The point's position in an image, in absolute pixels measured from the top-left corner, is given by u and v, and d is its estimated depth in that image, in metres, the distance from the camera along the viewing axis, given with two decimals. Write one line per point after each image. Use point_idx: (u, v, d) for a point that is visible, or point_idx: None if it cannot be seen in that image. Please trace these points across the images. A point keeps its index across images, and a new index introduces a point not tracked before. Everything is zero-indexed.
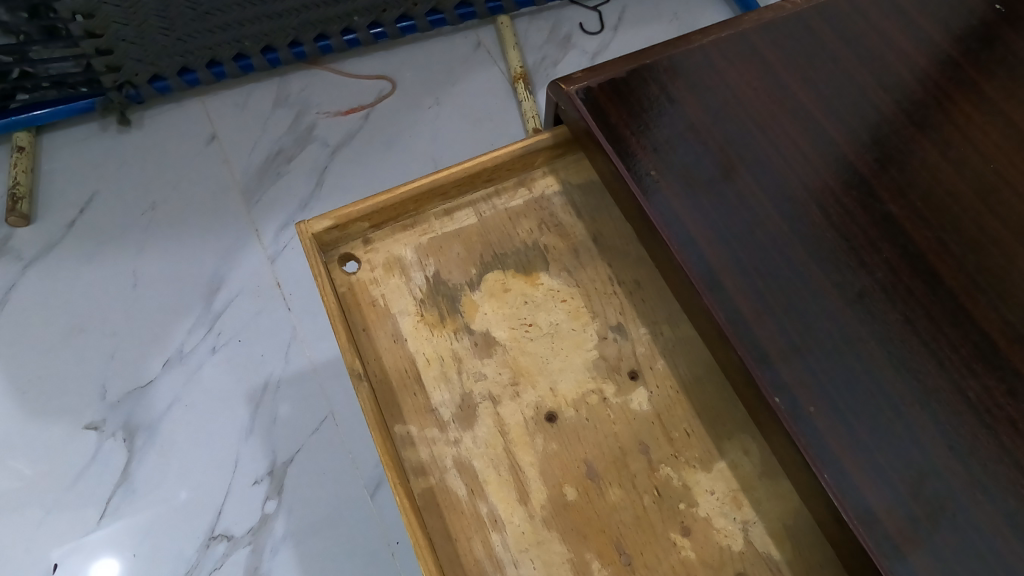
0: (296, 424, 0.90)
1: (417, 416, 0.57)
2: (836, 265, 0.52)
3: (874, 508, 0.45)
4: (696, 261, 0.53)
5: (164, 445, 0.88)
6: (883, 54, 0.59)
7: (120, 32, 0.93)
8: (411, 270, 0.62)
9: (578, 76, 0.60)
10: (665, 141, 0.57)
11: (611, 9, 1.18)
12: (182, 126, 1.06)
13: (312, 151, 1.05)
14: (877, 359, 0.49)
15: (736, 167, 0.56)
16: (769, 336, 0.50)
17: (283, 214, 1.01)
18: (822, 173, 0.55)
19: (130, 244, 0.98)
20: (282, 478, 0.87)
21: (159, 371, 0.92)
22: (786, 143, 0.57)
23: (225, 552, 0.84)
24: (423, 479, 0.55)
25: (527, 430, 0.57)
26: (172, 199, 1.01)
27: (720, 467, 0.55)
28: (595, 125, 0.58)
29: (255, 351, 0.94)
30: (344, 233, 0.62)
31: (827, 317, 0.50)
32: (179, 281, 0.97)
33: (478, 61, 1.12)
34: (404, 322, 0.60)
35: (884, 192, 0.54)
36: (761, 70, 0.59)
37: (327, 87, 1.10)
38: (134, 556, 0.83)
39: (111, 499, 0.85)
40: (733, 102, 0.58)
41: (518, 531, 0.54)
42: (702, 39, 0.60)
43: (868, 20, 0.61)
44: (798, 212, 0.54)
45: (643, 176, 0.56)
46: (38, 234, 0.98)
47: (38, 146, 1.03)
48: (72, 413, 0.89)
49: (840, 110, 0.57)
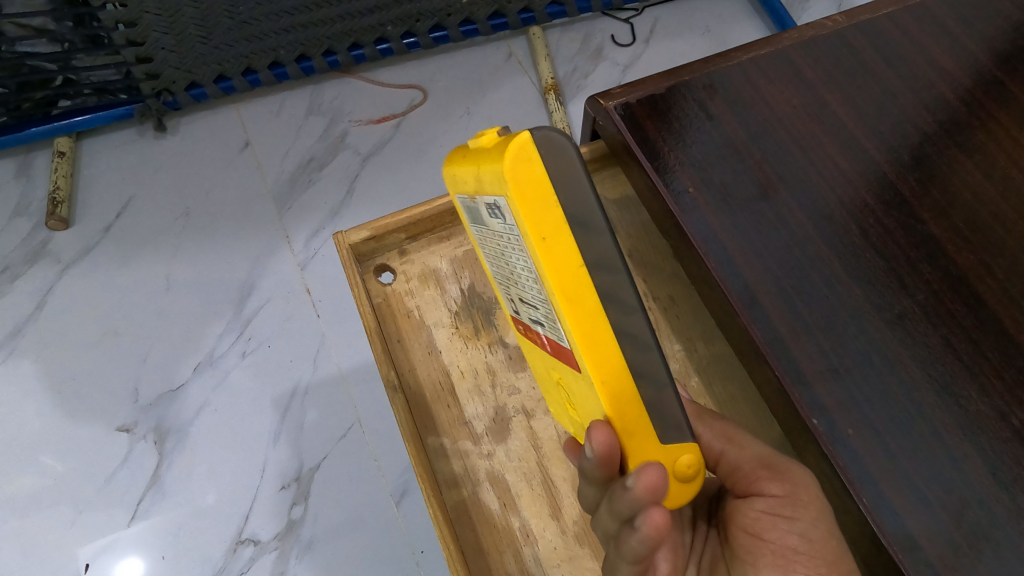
0: (323, 430, 0.91)
1: (451, 428, 0.58)
2: (875, 285, 0.51)
3: (916, 535, 0.45)
4: (734, 279, 0.53)
5: (194, 448, 0.89)
6: (925, 73, 0.59)
7: (159, 41, 0.96)
8: (447, 282, 0.63)
9: (617, 91, 0.60)
10: (703, 157, 0.57)
11: (643, 21, 1.18)
12: (216, 133, 1.07)
13: (343, 159, 1.06)
14: (918, 381, 0.48)
15: (774, 185, 0.56)
16: (807, 356, 0.50)
17: (315, 221, 1.03)
18: (861, 193, 0.55)
19: (165, 249, 0.99)
20: (309, 484, 0.88)
21: (190, 375, 0.93)
22: (826, 161, 0.56)
23: (252, 556, 0.85)
24: (456, 491, 0.56)
25: (561, 445, 0.58)
26: (206, 205, 1.02)
27: None
28: (633, 141, 0.58)
29: (285, 357, 0.94)
30: (380, 244, 0.62)
31: (866, 338, 0.50)
32: (211, 285, 0.98)
33: (509, 72, 1.13)
34: (439, 334, 0.61)
35: (925, 213, 0.53)
36: (801, 87, 0.59)
37: (361, 95, 1.10)
38: (162, 558, 0.84)
39: (141, 500, 0.86)
40: (773, 120, 0.58)
41: (551, 547, 0.54)
42: (741, 56, 0.60)
43: (909, 38, 0.60)
44: (838, 231, 0.54)
45: (681, 193, 0.56)
46: (76, 238, 0.99)
47: (77, 150, 1.04)
48: (104, 415, 0.90)
49: (882, 128, 0.57)
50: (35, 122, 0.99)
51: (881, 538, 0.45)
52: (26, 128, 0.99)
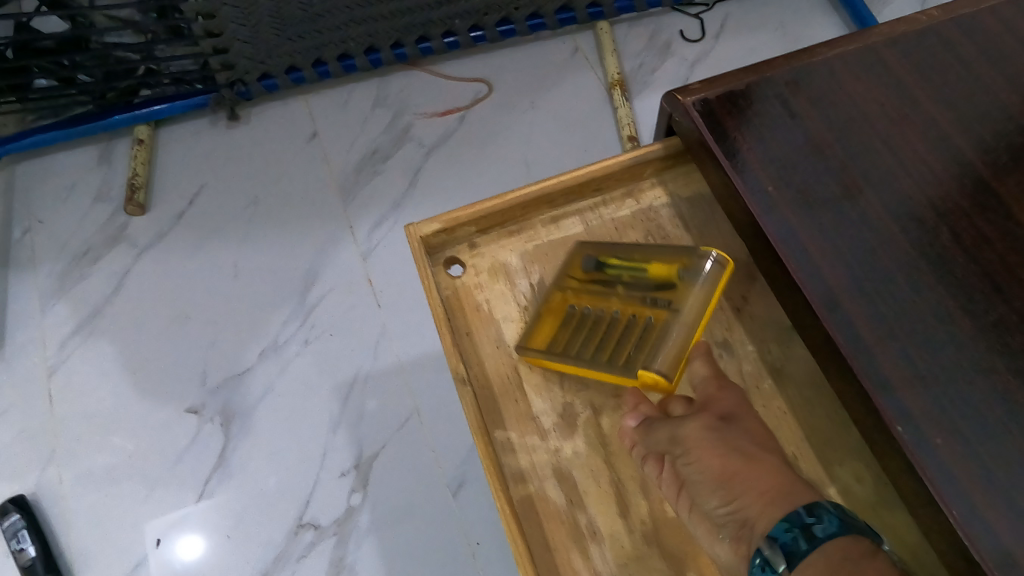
0: (383, 419, 0.91)
1: (518, 423, 0.55)
2: (967, 290, 0.48)
3: (1010, 547, 0.41)
4: (815, 282, 0.49)
5: (258, 431, 0.91)
6: (1022, 67, 0.55)
7: (236, 33, 0.96)
8: (516, 276, 0.61)
9: (695, 87, 0.58)
10: (783, 155, 0.54)
11: (713, 16, 1.16)
12: (287, 123, 1.09)
13: (408, 152, 1.07)
14: (1011, 392, 0.44)
15: (858, 183, 0.52)
16: (892, 362, 0.46)
17: (378, 213, 1.03)
18: (951, 191, 0.51)
19: (235, 236, 1.02)
20: (369, 472, 0.89)
21: (255, 360, 0.95)
22: (913, 160, 0.53)
23: (313, 540, 0.86)
24: (523, 486, 0.53)
25: (627, 444, 0.54)
26: (276, 193, 1.05)
27: (830, 493, 0.51)
28: (711, 137, 0.55)
29: (347, 345, 0.96)
30: (451, 237, 0.61)
31: (955, 345, 0.46)
32: (278, 273, 1.00)
33: (576, 66, 1.12)
34: (507, 327, 0.59)
35: (1023, 215, 0.50)
36: (887, 82, 0.56)
37: (426, 89, 1.11)
38: (227, 537, 0.86)
39: (208, 480, 0.89)
40: (857, 115, 0.55)
41: (618, 545, 0.51)
42: (826, 51, 0.57)
43: (1007, 29, 0.56)
44: (925, 231, 0.50)
45: (759, 191, 0.53)
46: (152, 223, 1.03)
47: (154, 139, 1.07)
48: (174, 396, 0.93)
49: (975, 124, 0.53)
50: (117, 110, 1.02)
51: (973, 552, 0.41)
52: (109, 115, 1.02)
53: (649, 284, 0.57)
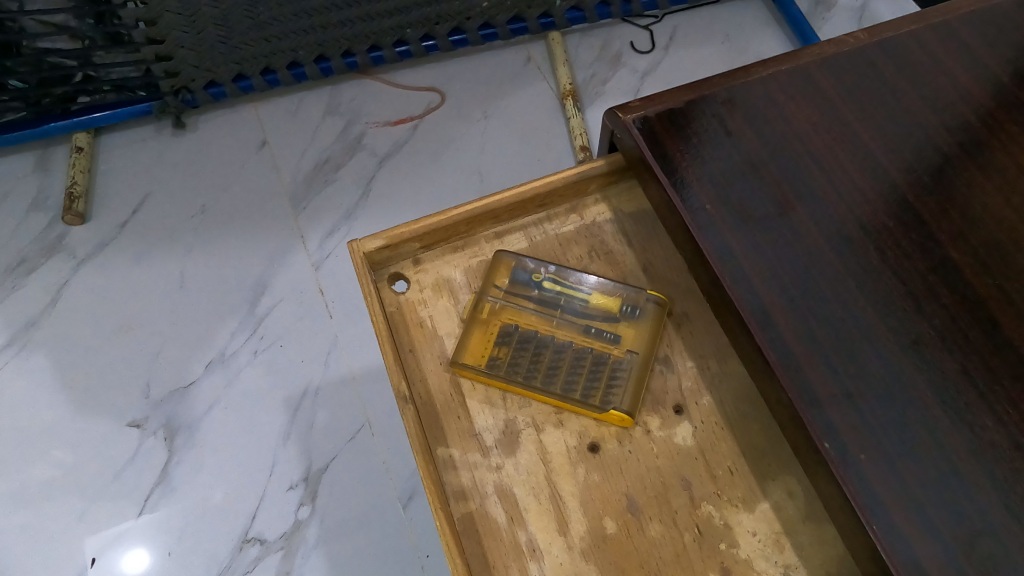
0: (332, 431, 0.90)
1: (460, 440, 0.55)
2: (892, 308, 0.49)
3: (924, 561, 0.42)
4: (748, 299, 0.51)
5: (203, 445, 0.89)
6: (946, 90, 0.57)
7: (179, 40, 0.95)
8: (460, 292, 0.61)
9: (635, 104, 0.58)
10: (720, 174, 0.55)
11: (663, 29, 1.18)
12: (236, 132, 1.08)
13: (359, 160, 1.07)
14: (932, 408, 0.46)
15: (791, 203, 0.54)
16: (821, 379, 0.48)
17: (329, 222, 1.02)
18: (878, 211, 0.53)
19: (180, 245, 1.00)
20: (317, 484, 0.88)
21: (201, 373, 0.93)
22: (844, 180, 0.54)
23: (258, 555, 0.84)
24: (463, 504, 0.53)
25: (569, 459, 0.54)
26: (222, 202, 1.03)
27: (763, 508, 0.52)
28: (651, 155, 0.56)
29: (296, 356, 0.95)
30: (395, 253, 0.60)
31: (881, 363, 0.48)
32: (225, 283, 0.98)
33: (528, 77, 1.13)
34: (450, 343, 0.59)
35: (944, 235, 0.51)
36: (820, 103, 0.57)
37: (378, 98, 1.11)
38: (168, 554, 0.84)
39: (150, 495, 0.87)
40: (791, 136, 0.56)
41: (556, 562, 0.51)
42: (762, 71, 0.58)
43: (933, 53, 0.58)
44: (854, 249, 0.51)
45: (697, 209, 0.54)
46: (92, 232, 1.00)
47: (95, 147, 1.05)
48: (115, 410, 0.91)
49: (902, 146, 0.55)
50: (53, 117, 1.00)
51: (890, 567, 0.43)
52: (44, 123, 0.99)
53: (594, 316, 0.61)
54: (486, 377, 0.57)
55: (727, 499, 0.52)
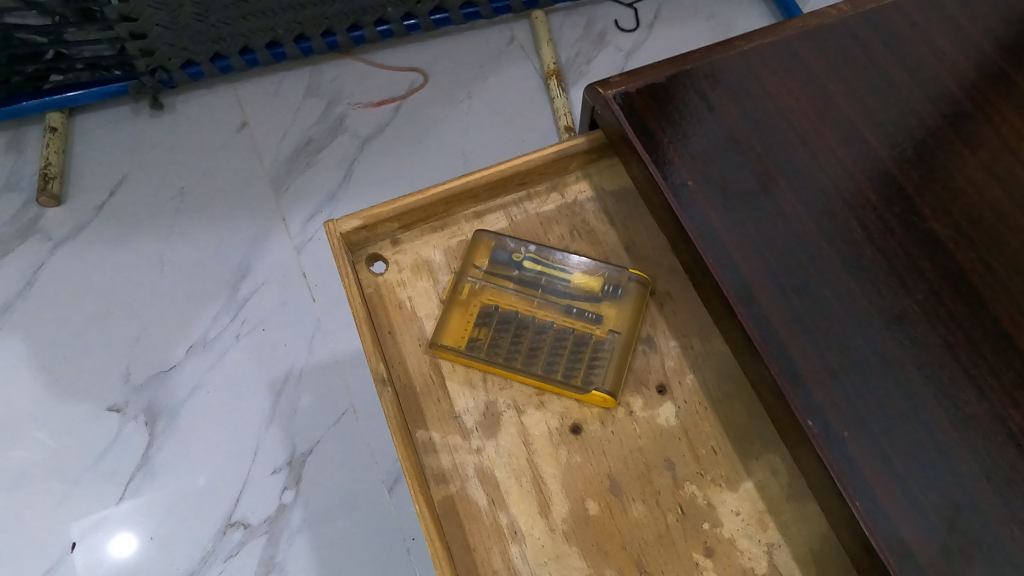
0: (315, 416, 0.89)
1: (441, 423, 0.54)
2: (875, 284, 0.49)
3: (906, 539, 0.42)
4: (731, 277, 0.50)
5: (185, 428, 0.88)
6: (931, 63, 0.56)
7: (154, 17, 0.93)
8: (440, 273, 0.60)
9: (617, 80, 0.57)
10: (702, 150, 0.54)
11: (647, 7, 1.16)
12: (214, 112, 1.06)
13: (341, 142, 1.05)
14: (915, 385, 0.45)
15: (774, 179, 0.53)
16: (804, 356, 0.47)
17: (311, 204, 1.01)
18: (862, 186, 0.52)
19: (158, 228, 0.98)
20: (301, 468, 0.87)
21: (182, 357, 0.92)
22: (827, 155, 0.53)
23: (242, 539, 0.84)
24: (444, 486, 0.52)
25: (551, 441, 0.54)
26: (201, 183, 1.01)
27: (746, 487, 0.52)
28: (632, 132, 0.55)
29: (280, 338, 0.94)
30: (372, 233, 0.59)
31: (864, 339, 0.47)
32: (205, 265, 0.97)
33: (511, 56, 1.11)
34: (429, 325, 0.58)
35: (928, 209, 0.51)
36: (804, 77, 0.56)
37: (359, 78, 1.09)
38: (151, 538, 0.83)
39: (131, 480, 0.85)
40: (774, 111, 0.55)
41: (538, 544, 0.51)
42: (744, 46, 0.57)
43: (918, 27, 0.57)
44: (837, 226, 0.51)
45: (679, 186, 0.53)
46: (68, 215, 0.98)
47: (69, 128, 1.03)
48: (94, 394, 0.89)
49: (886, 120, 0.54)
50: (25, 95, 0.98)
51: (874, 544, 0.42)
52: (16, 101, 0.98)
53: (576, 296, 0.61)
54: (467, 359, 0.56)
55: (711, 479, 0.52)
